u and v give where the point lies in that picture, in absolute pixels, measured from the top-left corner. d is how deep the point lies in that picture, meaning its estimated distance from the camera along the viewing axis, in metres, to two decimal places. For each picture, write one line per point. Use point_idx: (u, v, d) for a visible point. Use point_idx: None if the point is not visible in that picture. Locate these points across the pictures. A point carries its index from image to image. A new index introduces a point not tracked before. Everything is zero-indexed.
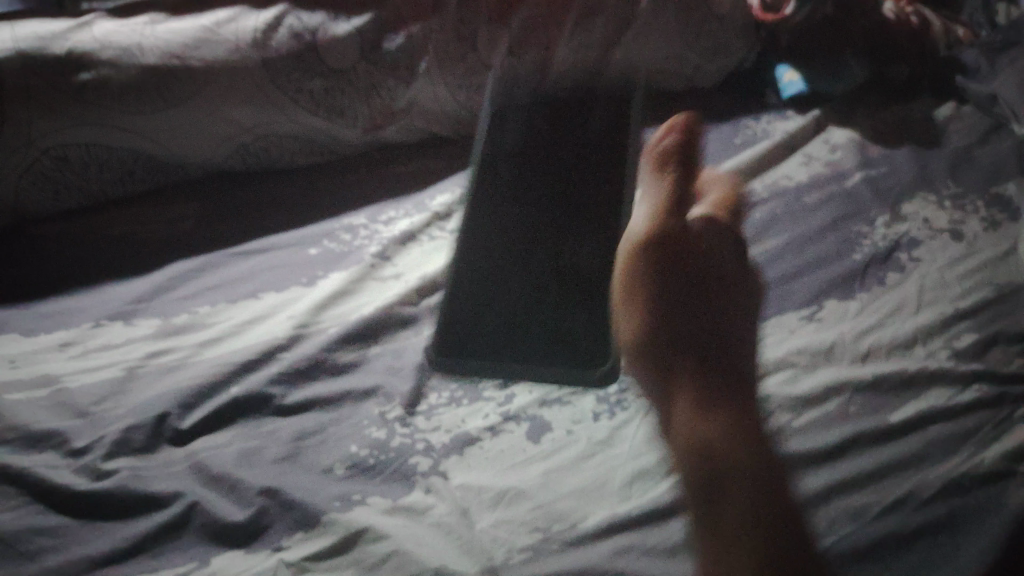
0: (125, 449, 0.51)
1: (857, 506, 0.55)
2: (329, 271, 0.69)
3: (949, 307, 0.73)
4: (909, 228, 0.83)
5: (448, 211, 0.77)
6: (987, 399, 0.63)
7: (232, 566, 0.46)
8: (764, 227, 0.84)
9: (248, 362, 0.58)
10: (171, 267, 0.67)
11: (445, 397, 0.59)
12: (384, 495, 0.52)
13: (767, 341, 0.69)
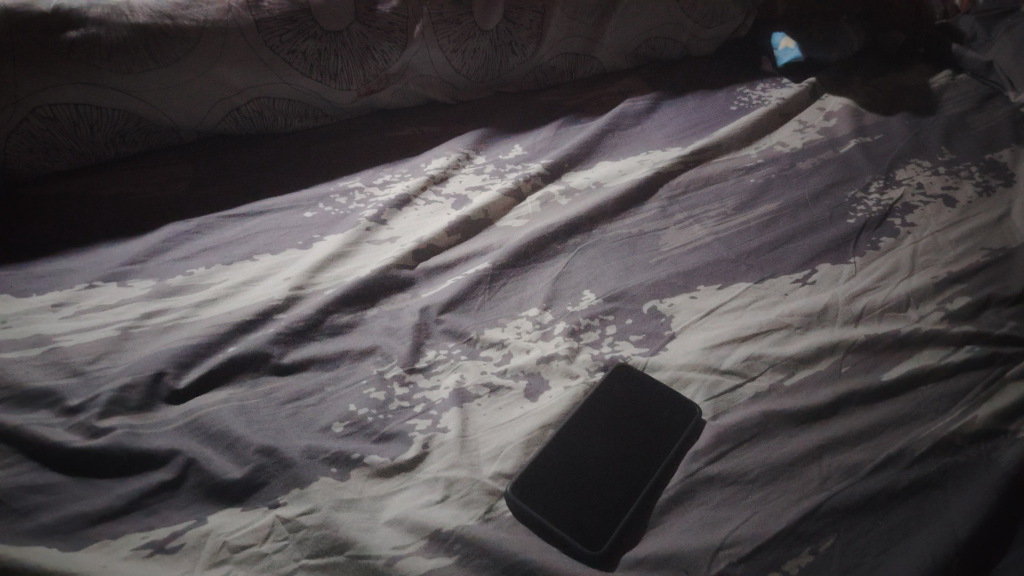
0: (120, 407, 0.51)
1: (851, 463, 0.55)
2: (325, 234, 0.69)
3: (942, 271, 0.73)
4: (904, 194, 0.83)
5: (443, 176, 0.78)
6: (979, 359, 0.63)
7: (227, 525, 0.46)
8: (759, 192, 0.83)
9: (244, 323, 0.58)
10: (164, 229, 0.66)
11: (444, 353, 0.60)
12: (382, 453, 0.52)
13: (761, 304, 0.69)
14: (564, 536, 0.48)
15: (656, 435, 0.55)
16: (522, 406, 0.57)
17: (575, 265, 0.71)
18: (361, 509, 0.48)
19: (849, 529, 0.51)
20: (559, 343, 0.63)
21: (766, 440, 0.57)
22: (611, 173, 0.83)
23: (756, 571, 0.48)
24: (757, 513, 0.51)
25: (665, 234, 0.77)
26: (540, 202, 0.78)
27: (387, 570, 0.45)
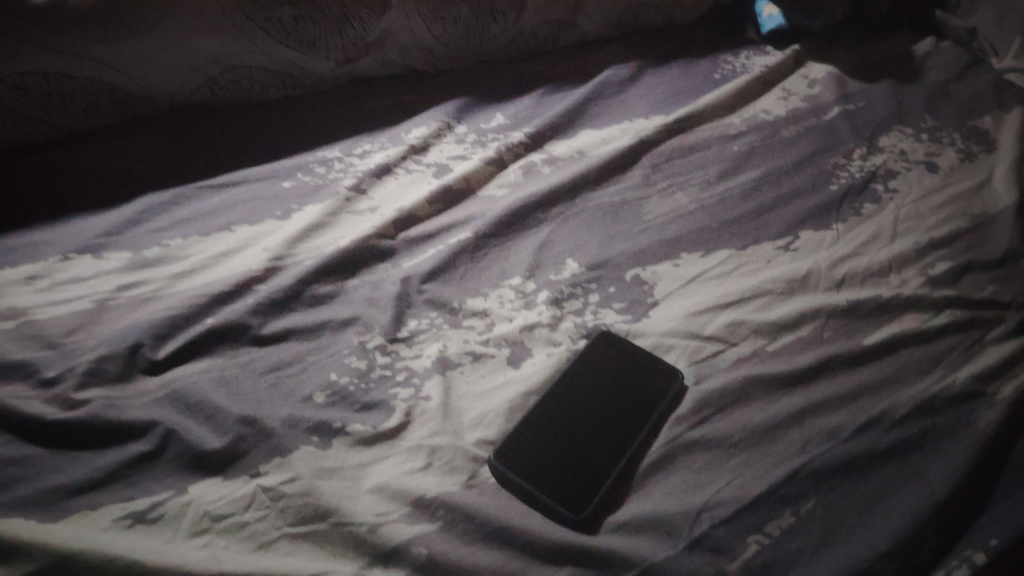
0: (97, 379, 0.50)
1: (833, 426, 0.56)
2: (304, 205, 0.68)
3: (923, 237, 0.73)
4: (887, 160, 0.83)
5: (424, 145, 0.77)
6: (959, 323, 0.64)
7: (208, 494, 0.46)
8: (743, 159, 0.83)
9: (223, 295, 0.57)
10: (140, 200, 0.65)
11: (426, 323, 0.60)
12: (364, 422, 0.52)
13: (744, 271, 0.69)
14: (548, 500, 0.49)
15: (638, 399, 0.55)
16: (505, 374, 0.57)
17: (558, 233, 0.71)
18: (344, 477, 0.48)
19: (830, 490, 0.51)
20: (541, 311, 0.63)
21: (748, 404, 0.57)
22: (594, 142, 0.82)
23: (737, 532, 0.49)
24: (739, 477, 0.52)
25: (648, 202, 0.76)
26: (522, 171, 0.77)
27: (370, 536, 0.45)
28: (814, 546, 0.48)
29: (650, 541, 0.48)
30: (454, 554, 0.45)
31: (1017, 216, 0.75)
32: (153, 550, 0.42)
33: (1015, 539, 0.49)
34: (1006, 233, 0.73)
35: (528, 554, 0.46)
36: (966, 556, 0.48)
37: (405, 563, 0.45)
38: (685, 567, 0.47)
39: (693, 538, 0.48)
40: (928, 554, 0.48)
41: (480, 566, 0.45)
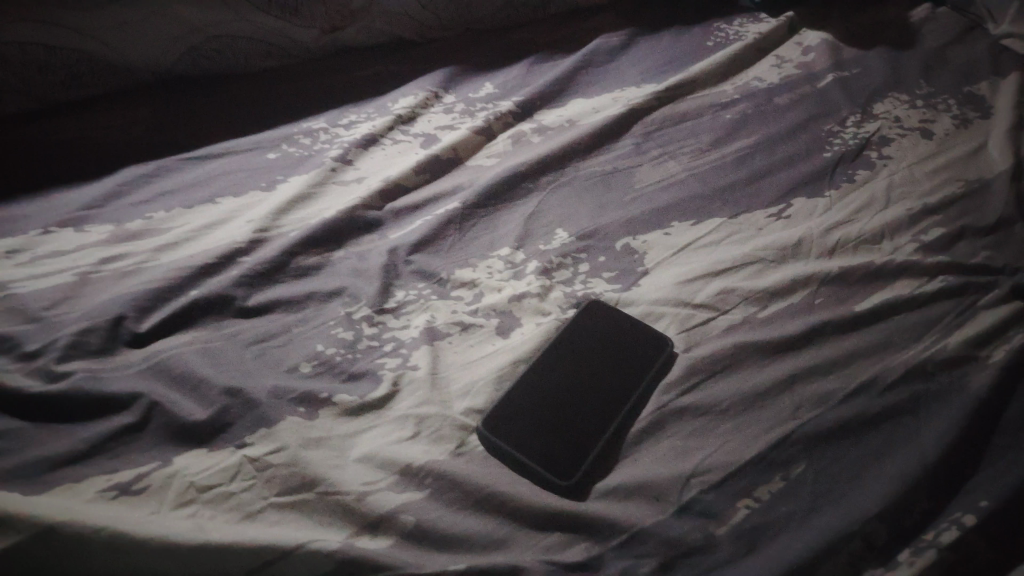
0: (79, 351, 0.50)
1: (824, 391, 0.55)
2: (289, 176, 0.67)
3: (917, 203, 0.72)
4: (881, 126, 0.81)
5: (411, 115, 0.76)
6: (952, 288, 0.63)
7: (193, 465, 0.45)
8: (735, 127, 0.82)
9: (207, 267, 0.56)
10: (122, 173, 0.64)
11: (413, 294, 0.60)
12: (351, 392, 0.51)
13: (735, 239, 0.69)
14: (534, 468, 0.48)
15: (627, 367, 0.55)
16: (494, 343, 0.57)
17: (547, 203, 0.70)
18: (330, 447, 0.48)
19: (820, 454, 0.51)
20: (531, 281, 0.62)
21: (739, 371, 0.56)
22: (585, 111, 0.81)
23: (727, 497, 0.49)
24: (729, 442, 0.52)
25: (639, 171, 0.75)
26: (511, 141, 0.76)
27: (357, 505, 0.45)
28: (804, 510, 0.48)
29: (638, 507, 0.48)
30: (442, 522, 0.45)
31: (1011, 182, 0.74)
32: (137, 520, 0.41)
33: (1006, 500, 0.48)
34: (1000, 199, 0.73)
35: (516, 521, 0.46)
36: (955, 518, 0.47)
37: (392, 531, 0.44)
38: (674, 532, 0.46)
39: (682, 503, 0.48)
40: (918, 517, 0.48)
41: (467, 533, 0.45)
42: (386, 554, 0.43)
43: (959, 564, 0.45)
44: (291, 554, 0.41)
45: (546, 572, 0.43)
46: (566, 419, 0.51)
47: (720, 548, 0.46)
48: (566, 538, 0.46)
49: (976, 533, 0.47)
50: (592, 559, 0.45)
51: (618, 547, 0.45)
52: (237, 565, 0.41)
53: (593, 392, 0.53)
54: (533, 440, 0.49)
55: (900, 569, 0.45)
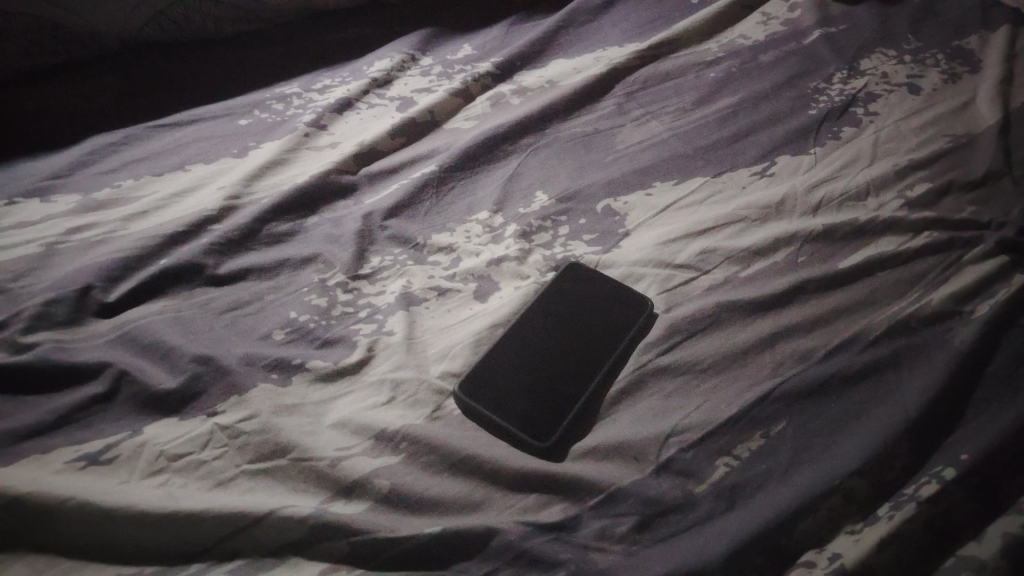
0: (46, 322, 0.49)
1: (805, 349, 0.55)
2: (262, 142, 0.65)
3: (903, 159, 0.71)
4: (867, 83, 0.80)
5: (386, 78, 0.74)
6: (937, 244, 0.62)
7: (164, 434, 0.45)
8: (720, 85, 0.80)
9: (177, 235, 0.55)
10: (89, 142, 0.63)
11: (389, 259, 0.59)
12: (325, 358, 0.51)
13: (718, 198, 0.67)
14: (512, 429, 0.48)
15: (606, 328, 0.54)
16: (471, 308, 0.56)
17: (527, 165, 0.69)
18: (304, 414, 0.48)
19: (801, 412, 0.51)
20: (509, 245, 0.61)
21: (720, 330, 0.56)
22: (565, 72, 0.79)
23: (706, 455, 0.48)
24: (708, 402, 0.51)
25: (620, 131, 0.74)
26: (490, 103, 0.74)
27: (331, 471, 0.44)
28: (783, 467, 0.48)
29: (617, 467, 0.47)
30: (417, 485, 0.45)
31: (999, 136, 0.73)
32: (106, 490, 0.41)
33: (988, 452, 0.48)
34: (988, 153, 0.71)
35: (492, 483, 0.46)
36: (935, 472, 0.47)
37: (367, 496, 0.44)
38: (652, 491, 0.46)
39: (660, 462, 0.47)
40: (898, 471, 0.47)
41: (443, 496, 0.45)
42: (360, 518, 0.42)
43: (939, 517, 0.45)
44: (263, 520, 0.41)
45: (521, 533, 0.43)
46: (544, 381, 0.50)
47: (698, 507, 0.46)
48: (543, 499, 0.45)
49: (956, 485, 0.46)
50: (570, 519, 0.45)
51: (595, 507, 0.45)
52: (209, 533, 0.40)
53: (572, 353, 0.52)
54: (510, 403, 0.49)
55: (879, 524, 0.45)
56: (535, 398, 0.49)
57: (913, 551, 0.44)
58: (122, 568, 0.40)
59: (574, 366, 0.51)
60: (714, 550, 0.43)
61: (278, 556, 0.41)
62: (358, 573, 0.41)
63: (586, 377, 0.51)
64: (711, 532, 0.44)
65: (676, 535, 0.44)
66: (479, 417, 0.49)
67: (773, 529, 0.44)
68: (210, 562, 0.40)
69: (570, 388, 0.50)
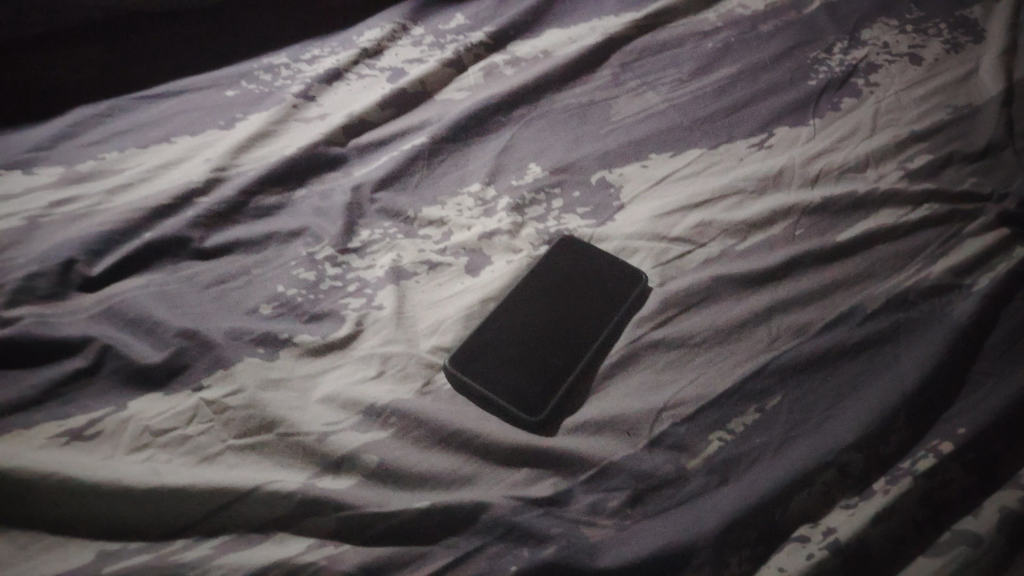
0: (28, 296, 0.48)
1: (801, 323, 0.54)
2: (249, 113, 0.64)
3: (904, 130, 0.69)
4: (868, 53, 0.77)
5: (377, 48, 0.73)
6: (938, 216, 0.61)
7: (148, 409, 0.44)
8: (718, 55, 0.78)
9: (161, 207, 0.54)
10: (72, 113, 0.62)
11: (379, 233, 0.58)
12: (313, 332, 0.50)
13: (714, 170, 0.66)
14: (503, 403, 0.47)
15: (600, 301, 0.53)
16: (462, 282, 0.55)
17: (519, 138, 0.67)
18: (291, 388, 0.47)
19: (796, 386, 0.50)
20: (501, 219, 0.60)
21: (715, 304, 0.55)
22: (560, 42, 0.78)
23: (700, 430, 0.48)
24: (702, 376, 0.50)
25: (616, 102, 0.72)
26: (482, 74, 0.73)
27: (319, 446, 0.44)
28: (778, 441, 0.47)
29: (609, 441, 0.47)
30: (406, 460, 0.44)
31: (1001, 108, 0.71)
32: (89, 465, 0.40)
33: (985, 426, 0.47)
34: (989, 125, 0.70)
35: (482, 458, 0.45)
36: (933, 446, 0.46)
37: (356, 471, 0.43)
38: (645, 465, 0.46)
39: (653, 437, 0.47)
40: (896, 445, 0.47)
41: (433, 471, 0.44)
42: (348, 493, 0.42)
43: (936, 491, 0.45)
44: (248, 497, 0.40)
45: (512, 507, 0.42)
46: (537, 353, 0.49)
47: (691, 481, 0.45)
48: (535, 474, 0.45)
49: (954, 459, 0.46)
50: (561, 494, 0.44)
51: (587, 481, 0.45)
52: (194, 508, 0.40)
53: (565, 326, 0.51)
54: (501, 376, 0.48)
55: (875, 499, 0.44)
56: (527, 371, 0.48)
57: (909, 526, 0.43)
58: (106, 544, 0.39)
59: (567, 339, 0.50)
60: (706, 525, 0.43)
61: (265, 532, 0.40)
62: (346, 548, 0.40)
63: (579, 351, 0.50)
64: (704, 507, 0.44)
65: (669, 510, 0.44)
66: (469, 391, 0.48)
67: (767, 503, 0.43)
68: (196, 537, 0.40)
69: (561, 361, 0.49)
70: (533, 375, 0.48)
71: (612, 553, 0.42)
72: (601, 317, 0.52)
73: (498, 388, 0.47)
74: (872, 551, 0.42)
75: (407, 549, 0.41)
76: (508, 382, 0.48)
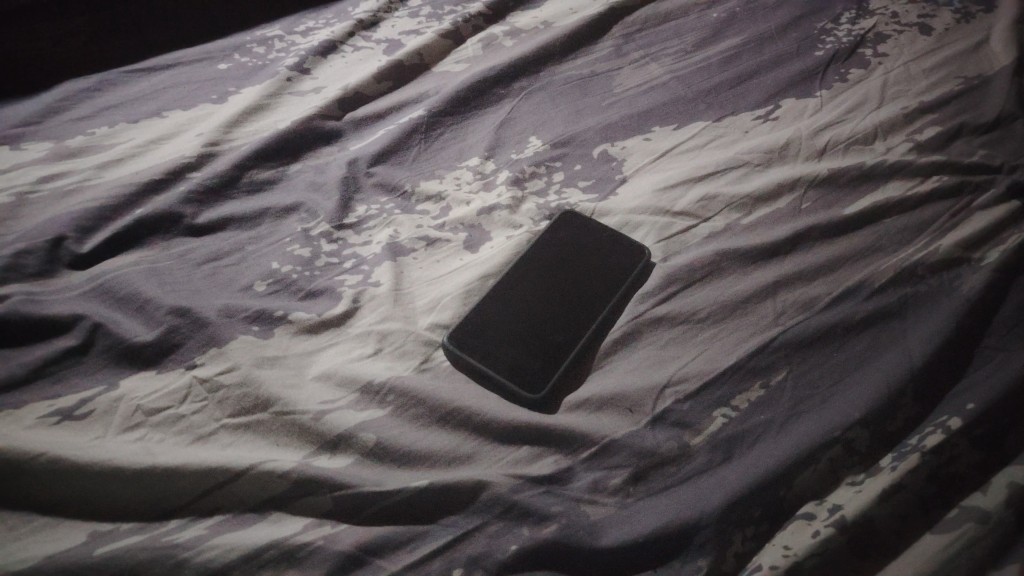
0: (17, 275, 0.47)
1: (808, 298, 0.53)
2: (241, 87, 0.63)
3: (914, 100, 0.68)
4: (877, 22, 0.75)
5: (373, 20, 0.71)
6: (947, 188, 0.59)
7: (141, 388, 0.44)
8: (723, 26, 0.76)
9: (153, 183, 0.54)
10: (61, 87, 0.61)
11: (375, 209, 0.57)
12: (309, 310, 0.49)
13: (718, 143, 0.65)
14: (502, 381, 0.46)
15: (602, 277, 0.52)
16: (460, 258, 0.54)
17: (519, 110, 0.66)
18: (286, 365, 0.46)
19: (802, 361, 0.49)
20: (500, 193, 0.59)
21: (718, 279, 0.54)
22: (560, 13, 0.76)
23: (703, 407, 0.47)
24: (706, 352, 0.49)
25: (617, 75, 0.70)
26: (481, 45, 0.71)
27: (315, 424, 0.43)
28: (783, 417, 0.46)
29: (611, 418, 0.46)
30: (404, 439, 0.43)
31: (1014, 77, 0.69)
32: (80, 446, 0.40)
33: (995, 401, 0.46)
34: (1001, 94, 0.68)
35: (481, 436, 0.44)
36: (941, 422, 0.45)
37: (352, 449, 0.43)
38: (647, 442, 0.45)
39: (656, 414, 0.46)
40: (903, 422, 0.46)
41: (431, 449, 0.43)
42: (344, 472, 0.41)
43: (944, 468, 0.44)
44: (242, 476, 0.40)
45: (511, 486, 0.42)
46: (537, 330, 0.48)
47: (694, 459, 0.44)
48: (535, 452, 0.44)
49: (962, 435, 0.45)
50: (562, 472, 0.43)
51: (588, 460, 0.44)
52: (188, 488, 0.39)
53: (566, 303, 0.50)
54: (500, 353, 0.47)
55: (882, 476, 0.43)
56: (527, 348, 0.47)
57: (916, 502, 0.42)
58: (99, 525, 0.38)
59: (568, 316, 0.49)
60: (709, 503, 0.42)
61: (260, 511, 0.40)
62: (342, 528, 0.40)
63: (580, 328, 0.49)
64: (707, 485, 0.43)
65: (671, 488, 0.43)
66: (468, 369, 0.47)
67: (771, 480, 0.43)
68: (190, 518, 0.39)
69: (562, 338, 0.48)
70: (533, 352, 0.47)
71: (613, 532, 0.41)
72: (602, 293, 0.51)
73: (497, 366, 0.46)
74: (879, 528, 0.41)
75: (404, 528, 0.40)
76: (508, 360, 0.47)
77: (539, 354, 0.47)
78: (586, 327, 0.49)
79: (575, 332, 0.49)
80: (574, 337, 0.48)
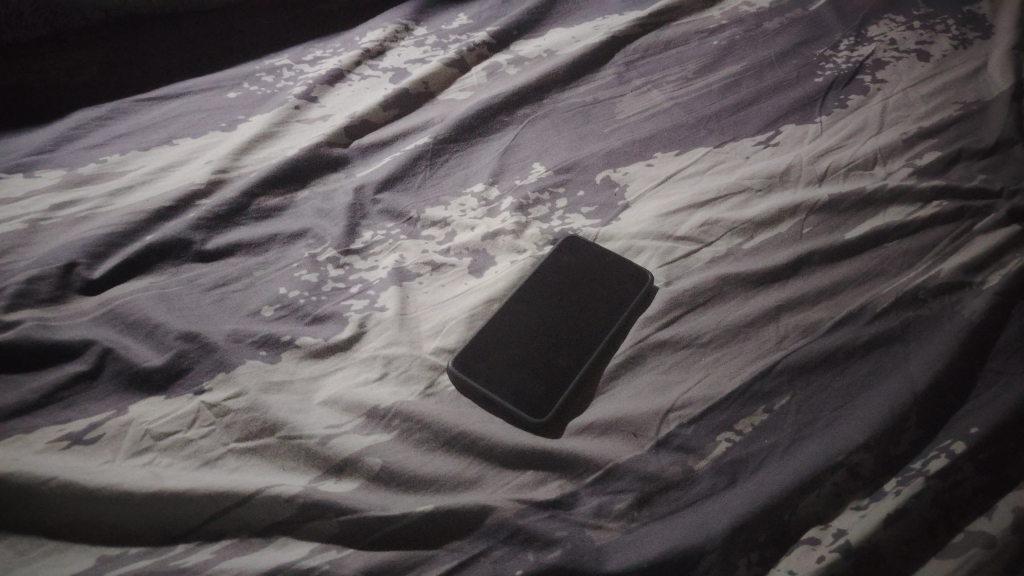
0: (29, 301, 0.48)
1: (810, 322, 0.53)
2: (250, 115, 0.65)
3: (913, 126, 0.68)
4: (876, 50, 0.76)
5: (379, 49, 0.73)
6: (948, 212, 0.60)
7: (151, 414, 0.44)
8: (723, 53, 0.77)
9: (163, 210, 0.55)
10: (74, 115, 0.62)
11: (381, 234, 0.58)
12: (315, 334, 0.50)
13: (720, 168, 0.65)
14: (508, 407, 0.46)
15: (604, 301, 0.52)
16: (466, 283, 0.54)
17: (523, 137, 0.67)
18: (293, 391, 0.47)
19: (806, 385, 0.49)
20: (505, 218, 0.59)
21: (721, 303, 0.54)
22: (564, 40, 0.77)
23: (708, 431, 0.47)
24: (709, 375, 0.50)
25: (620, 101, 0.71)
26: (485, 74, 0.73)
27: (322, 449, 0.43)
28: (787, 441, 0.46)
29: (615, 443, 0.46)
30: (409, 463, 0.44)
31: (1011, 102, 0.70)
32: (90, 470, 0.40)
33: (998, 426, 0.46)
34: (1000, 120, 0.69)
35: (486, 460, 0.45)
36: (945, 446, 0.46)
37: (358, 474, 0.43)
38: (651, 467, 0.45)
39: (660, 439, 0.46)
40: (907, 446, 0.46)
41: (437, 474, 0.43)
42: (351, 497, 0.41)
43: (948, 491, 0.44)
44: (248, 502, 0.40)
45: (516, 510, 0.42)
46: (542, 354, 0.49)
47: (699, 482, 0.44)
48: (539, 476, 0.44)
49: (966, 459, 0.45)
50: (567, 496, 0.43)
51: (593, 484, 0.44)
52: (194, 513, 0.39)
53: (569, 327, 0.50)
54: (505, 378, 0.47)
55: (886, 500, 0.43)
56: (531, 373, 0.48)
57: (919, 526, 0.42)
58: (108, 550, 0.38)
59: (571, 339, 0.50)
60: (713, 527, 0.42)
61: (266, 536, 0.40)
62: (349, 553, 0.40)
63: (582, 352, 0.49)
64: (711, 510, 0.43)
65: (676, 512, 0.43)
66: (474, 394, 0.47)
67: (775, 505, 0.43)
68: (197, 542, 0.39)
69: (566, 362, 0.48)
70: (538, 377, 0.47)
71: (619, 556, 0.41)
72: (604, 318, 0.52)
73: (502, 391, 0.47)
74: (884, 553, 0.41)
75: (410, 553, 0.40)
76: (513, 385, 0.47)
77: (544, 379, 0.47)
78: (589, 350, 0.49)
79: (578, 356, 0.49)
80: (577, 361, 0.49)
